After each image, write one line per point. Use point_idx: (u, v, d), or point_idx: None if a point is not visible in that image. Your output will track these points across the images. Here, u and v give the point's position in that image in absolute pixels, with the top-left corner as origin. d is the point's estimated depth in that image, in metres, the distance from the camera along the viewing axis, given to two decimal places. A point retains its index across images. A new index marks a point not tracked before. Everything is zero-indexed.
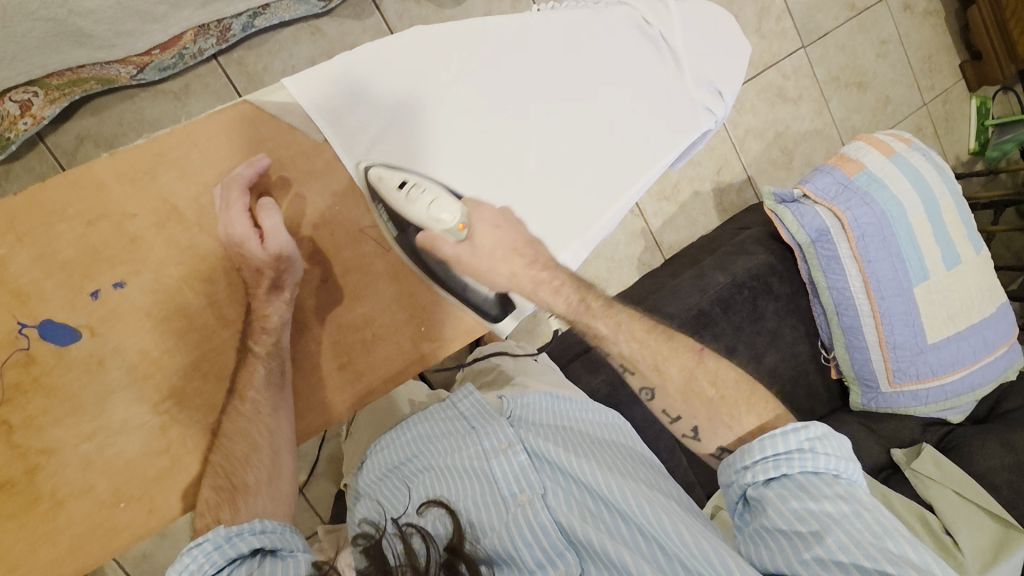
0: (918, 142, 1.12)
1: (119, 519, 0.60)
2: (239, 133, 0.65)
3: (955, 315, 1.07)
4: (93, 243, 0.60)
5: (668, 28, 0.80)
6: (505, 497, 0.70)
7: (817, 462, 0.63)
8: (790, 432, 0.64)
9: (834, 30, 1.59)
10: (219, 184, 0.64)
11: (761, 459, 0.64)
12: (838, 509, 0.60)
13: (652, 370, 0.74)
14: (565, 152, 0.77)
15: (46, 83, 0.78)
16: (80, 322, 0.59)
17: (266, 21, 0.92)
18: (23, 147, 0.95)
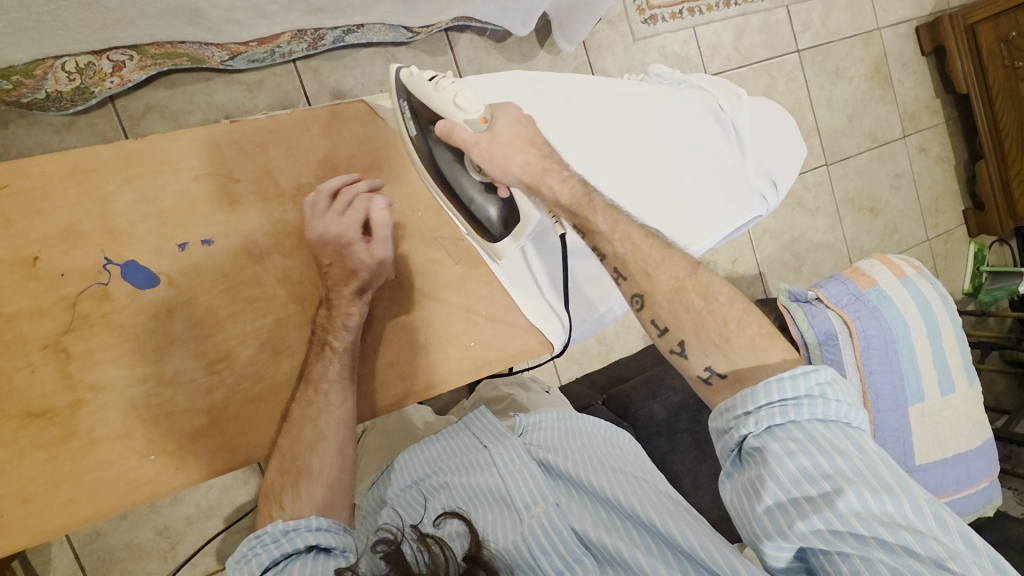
0: (926, 271, 1.18)
1: (146, 471, 0.60)
2: (346, 130, 0.71)
3: (944, 441, 1.10)
4: (194, 198, 0.63)
5: (738, 117, 0.86)
6: (520, 511, 0.70)
7: (824, 408, 0.58)
8: (802, 376, 0.58)
9: (855, 156, 1.71)
10: (318, 167, 0.69)
11: (765, 405, 0.59)
12: (848, 463, 0.55)
13: (643, 274, 0.67)
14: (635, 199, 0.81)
15: (144, 50, 0.81)
16: (161, 269, 0.61)
17: (354, 39, 0.98)
18: (93, 104, 0.99)
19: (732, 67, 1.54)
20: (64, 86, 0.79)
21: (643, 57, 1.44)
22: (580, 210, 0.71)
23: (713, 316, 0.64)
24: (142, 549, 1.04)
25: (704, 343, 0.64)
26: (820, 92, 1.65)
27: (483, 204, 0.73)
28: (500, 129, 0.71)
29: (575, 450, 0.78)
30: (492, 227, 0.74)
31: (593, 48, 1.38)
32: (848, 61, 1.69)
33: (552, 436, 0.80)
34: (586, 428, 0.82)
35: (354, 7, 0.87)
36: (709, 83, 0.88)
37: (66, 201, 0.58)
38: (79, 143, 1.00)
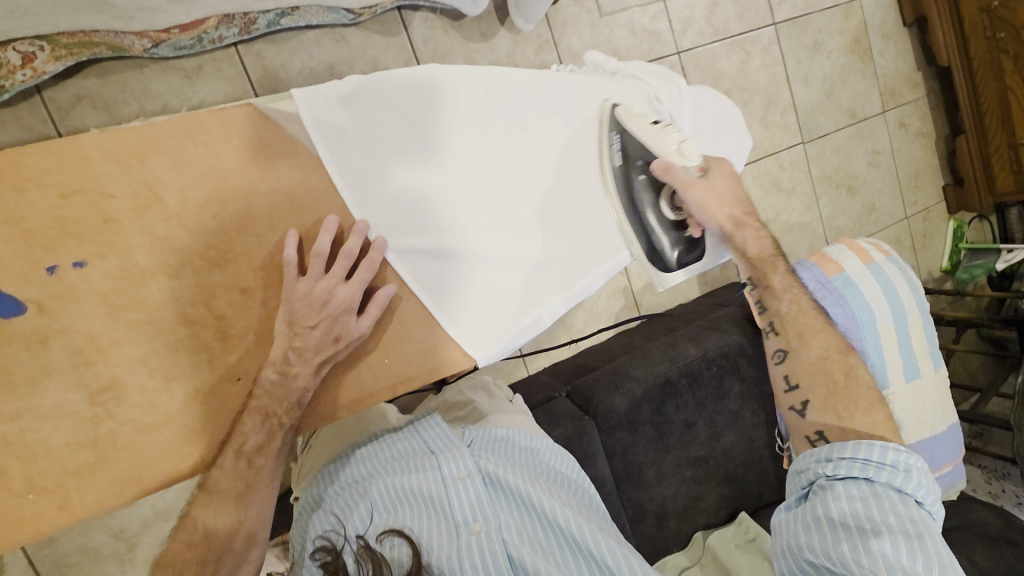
0: (897, 256, 1.15)
1: (26, 510, 0.57)
2: (240, 134, 0.63)
3: (908, 428, 1.09)
4: (63, 217, 0.57)
5: (678, 109, 0.83)
6: (462, 528, 0.76)
7: (904, 481, 0.76)
8: (892, 450, 0.76)
9: (833, 133, 1.66)
10: (209, 180, 0.62)
11: (849, 458, 0.78)
12: (896, 523, 0.72)
13: (795, 335, 0.88)
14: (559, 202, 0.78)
15: (55, 40, 0.76)
16: (31, 296, 0.56)
17: (292, 22, 0.92)
18: (17, 95, 0.94)
19: (705, 42, 1.48)
20: None
21: (610, 33, 1.38)
22: (762, 267, 0.88)
23: (846, 392, 0.82)
24: (96, 553, 1.03)
25: (824, 407, 0.84)
26: (796, 67, 1.60)
27: (666, 235, 0.76)
28: (716, 179, 0.77)
29: (520, 468, 0.84)
30: (670, 259, 0.78)
31: (557, 25, 1.32)
32: (827, 34, 1.63)
33: (500, 449, 0.86)
34: (534, 447, 0.88)
35: None
36: (647, 75, 0.85)
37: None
38: (6, 138, 0.95)
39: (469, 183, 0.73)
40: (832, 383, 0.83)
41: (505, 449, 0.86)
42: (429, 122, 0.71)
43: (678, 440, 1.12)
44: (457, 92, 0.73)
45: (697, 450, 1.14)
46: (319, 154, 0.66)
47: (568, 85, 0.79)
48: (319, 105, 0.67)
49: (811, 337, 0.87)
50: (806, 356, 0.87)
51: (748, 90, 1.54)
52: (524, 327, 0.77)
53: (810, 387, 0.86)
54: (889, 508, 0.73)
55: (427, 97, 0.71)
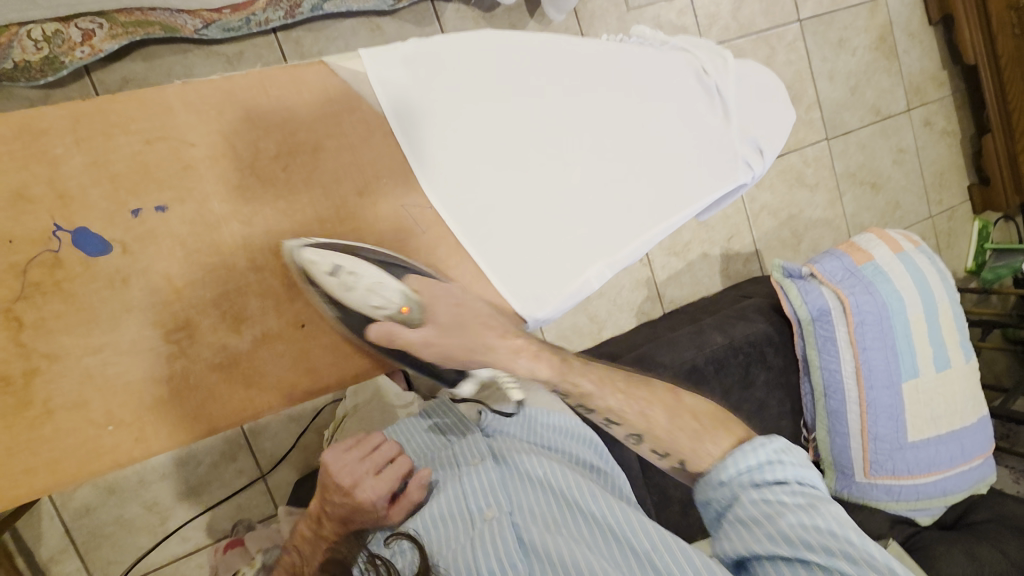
0: (926, 245, 1.14)
1: (104, 441, 0.60)
2: (309, 92, 0.66)
3: (938, 418, 1.08)
4: (148, 162, 0.59)
5: (724, 80, 0.81)
6: (468, 508, 0.77)
7: (781, 470, 0.60)
8: (762, 445, 0.61)
9: (857, 130, 1.67)
10: (279, 131, 0.65)
11: (735, 474, 0.60)
12: (795, 508, 0.57)
13: (637, 416, 0.68)
14: (608, 166, 0.77)
15: (113, 17, 0.79)
16: (116, 236, 0.59)
17: (334, 7, 0.96)
18: (68, 76, 0.98)
19: (731, 37, 1.50)
20: (31, 55, 0.77)
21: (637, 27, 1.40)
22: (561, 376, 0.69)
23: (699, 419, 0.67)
24: (130, 525, 1.05)
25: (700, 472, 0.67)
26: (821, 64, 1.61)
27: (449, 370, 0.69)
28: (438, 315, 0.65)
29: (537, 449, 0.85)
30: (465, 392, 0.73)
31: (585, 18, 1.34)
32: (851, 32, 1.64)
33: (519, 437, 0.88)
34: (552, 434, 0.88)
35: None
36: (693, 45, 0.84)
37: (12, 164, 0.56)
38: None
39: (517, 147, 0.74)
40: (702, 428, 0.66)
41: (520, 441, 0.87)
42: (481, 88, 0.72)
43: None
44: (507, 59, 0.74)
45: None
46: (381, 112, 0.69)
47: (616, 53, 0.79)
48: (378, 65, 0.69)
49: (671, 412, 0.68)
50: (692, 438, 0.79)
51: None
52: (572, 290, 0.77)
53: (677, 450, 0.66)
54: (786, 492, 0.58)
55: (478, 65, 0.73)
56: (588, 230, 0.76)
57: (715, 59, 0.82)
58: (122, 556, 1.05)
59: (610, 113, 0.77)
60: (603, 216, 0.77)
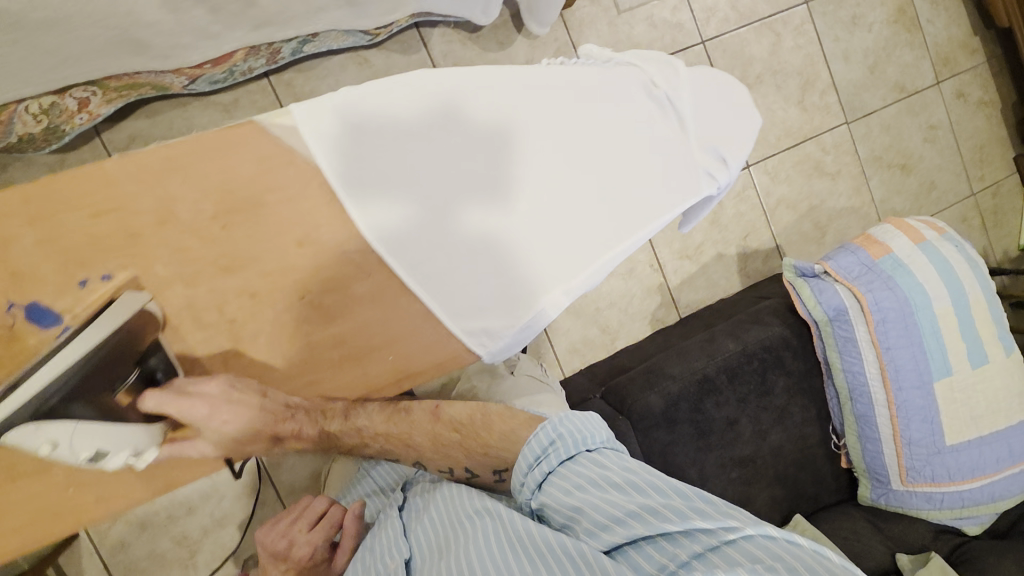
0: (951, 232, 1.06)
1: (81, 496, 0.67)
2: (249, 149, 0.62)
3: (979, 418, 1.00)
4: (95, 236, 0.59)
5: (674, 90, 0.76)
6: (380, 562, 0.72)
7: (569, 444, 0.70)
8: (543, 427, 0.71)
9: (880, 110, 1.57)
10: (221, 192, 0.62)
11: (531, 463, 0.70)
12: (601, 479, 0.66)
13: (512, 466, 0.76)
14: (559, 197, 0.71)
15: (105, 84, 0.83)
16: (67, 308, 0.59)
17: (314, 48, 0.97)
18: (80, 139, 1.05)
19: (731, 29, 1.44)
20: (33, 128, 0.82)
21: (629, 30, 1.37)
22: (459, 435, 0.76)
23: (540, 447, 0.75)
24: (163, 558, 1.10)
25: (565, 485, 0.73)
26: (834, 45, 1.52)
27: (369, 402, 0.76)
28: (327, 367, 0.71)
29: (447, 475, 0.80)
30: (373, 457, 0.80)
31: (574, 27, 1.33)
32: (866, 7, 1.54)
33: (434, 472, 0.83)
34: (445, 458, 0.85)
35: (297, 16, 0.83)
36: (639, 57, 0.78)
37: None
38: None
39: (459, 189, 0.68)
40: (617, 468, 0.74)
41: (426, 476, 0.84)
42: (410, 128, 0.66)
43: (720, 438, 1.07)
44: (438, 95, 0.67)
45: (743, 449, 1.09)
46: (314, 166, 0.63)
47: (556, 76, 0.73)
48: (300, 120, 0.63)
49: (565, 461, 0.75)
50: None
51: (782, 73, 1.48)
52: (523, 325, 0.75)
53: None
54: (594, 468, 0.68)
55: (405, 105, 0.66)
56: (537, 264, 0.72)
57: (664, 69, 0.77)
58: None
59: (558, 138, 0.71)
60: (555, 251, 0.73)
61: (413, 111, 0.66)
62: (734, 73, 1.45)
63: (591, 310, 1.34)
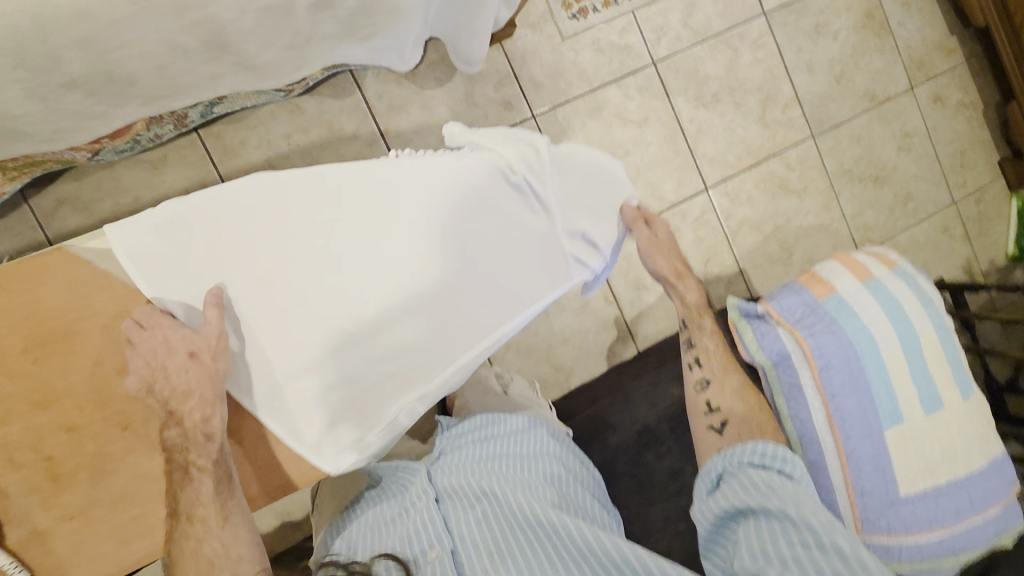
0: (904, 265, 1.01)
1: None
2: (51, 280, 0.64)
3: (934, 466, 0.95)
4: None
5: (535, 177, 0.75)
6: (418, 547, 0.78)
7: (785, 465, 0.77)
8: (762, 445, 0.79)
9: (849, 121, 1.50)
10: (28, 323, 0.63)
11: (732, 469, 0.78)
12: (773, 485, 0.73)
13: (739, 417, 0.90)
14: (407, 297, 0.71)
15: (4, 166, 0.82)
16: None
17: (225, 108, 0.96)
18: (7, 207, 1.05)
19: (684, 47, 1.39)
20: None
21: (575, 56, 1.32)
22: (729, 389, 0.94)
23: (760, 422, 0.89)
24: None
25: (747, 427, 0.88)
26: (796, 56, 1.46)
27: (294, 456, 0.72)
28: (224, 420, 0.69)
29: (481, 470, 0.87)
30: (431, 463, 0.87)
31: (515, 57, 1.29)
32: (830, 14, 1.47)
33: (483, 452, 0.90)
34: (501, 443, 0.91)
35: (188, 87, 0.80)
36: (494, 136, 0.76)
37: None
38: (1, 247, 1.06)
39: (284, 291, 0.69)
40: (762, 428, 0.88)
41: (473, 462, 0.88)
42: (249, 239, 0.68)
43: (663, 490, 1.03)
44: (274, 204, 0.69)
45: None
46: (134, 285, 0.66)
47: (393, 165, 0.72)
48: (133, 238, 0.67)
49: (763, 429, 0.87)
50: (732, 385, 0.94)
51: (740, 90, 1.42)
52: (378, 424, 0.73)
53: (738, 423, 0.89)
54: (775, 481, 0.74)
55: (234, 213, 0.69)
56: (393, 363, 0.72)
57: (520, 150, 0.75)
58: None
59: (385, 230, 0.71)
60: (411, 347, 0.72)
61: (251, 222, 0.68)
62: (689, 93, 1.39)
63: (543, 347, 1.30)
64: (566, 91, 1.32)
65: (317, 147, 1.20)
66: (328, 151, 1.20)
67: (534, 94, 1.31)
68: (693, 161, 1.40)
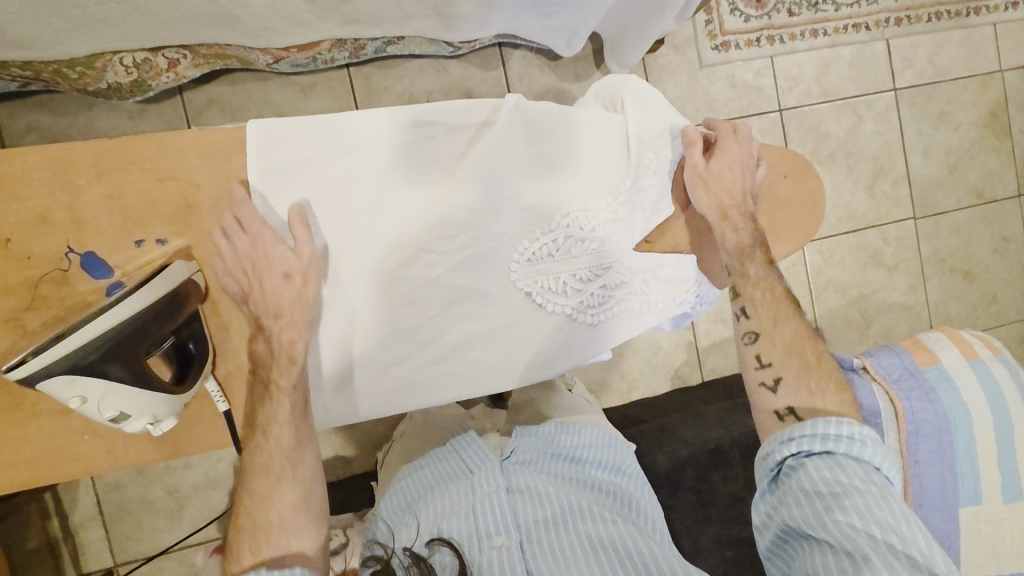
0: (1008, 355, 0.99)
1: (80, 450, 0.67)
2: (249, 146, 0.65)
3: (1001, 555, 0.94)
4: (155, 200, 0.62)
5: (625, 257, 0.79)
6: (483, 530, 0.80)
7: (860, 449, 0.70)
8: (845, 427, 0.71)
9: (953, 212, 1.51)
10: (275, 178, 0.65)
11: (809, 435, 0.71)
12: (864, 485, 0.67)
13: (799, 371, 0.76)
14: (462, 317, 0.76)
15: (196, 50, 0.87)
16: (118, 264, 0.62)
17: (396, 49, 1.00)
18: (164, 94, 1.10)
19: (812, 102, 1.42)
20: (122, 78, 0.86)
21: (708, 85, 1.36)
22: (787, 364, 0.76)
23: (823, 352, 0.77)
24: (151, 506, 1.12)
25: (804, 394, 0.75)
26: (915, 137, 1.48)
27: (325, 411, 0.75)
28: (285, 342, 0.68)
29: (556, 481, 0.88)
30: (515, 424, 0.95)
31: (653, 72, 1.33)
32: (956, 105, 1.49)
33: (564, 462, 0.91)
34: (575, 444, 0.93)
35: (387, 19, 0.86)
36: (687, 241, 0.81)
37: (41, 190, 0.60)
38: (149, 130, 1.11)
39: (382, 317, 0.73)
40: (827, 389, 0.75)
41: (545, 467, 0.90)
42: (325, 203, 0.68)
43: (721, 515, 1.04)
44: (351, 180, 0.68)
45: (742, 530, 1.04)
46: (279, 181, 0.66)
47: (541, 257, 0.76)
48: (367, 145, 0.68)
49: (830, 395, 0.75)
50: (783, 338, 0.77)
51: (856, 156, 1.44)
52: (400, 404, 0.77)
53: (788, 362, 0.76)
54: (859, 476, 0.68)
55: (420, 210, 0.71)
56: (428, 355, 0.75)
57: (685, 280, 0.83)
58: (138, 534, 1.12)
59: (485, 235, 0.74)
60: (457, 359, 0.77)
61: (328, 185, 0.67)
62: (807, 147, 1.42)
63: (615, 354, 1.31)
64: (692, 117, 1.36)
65: None
66: None
67: None
68: None
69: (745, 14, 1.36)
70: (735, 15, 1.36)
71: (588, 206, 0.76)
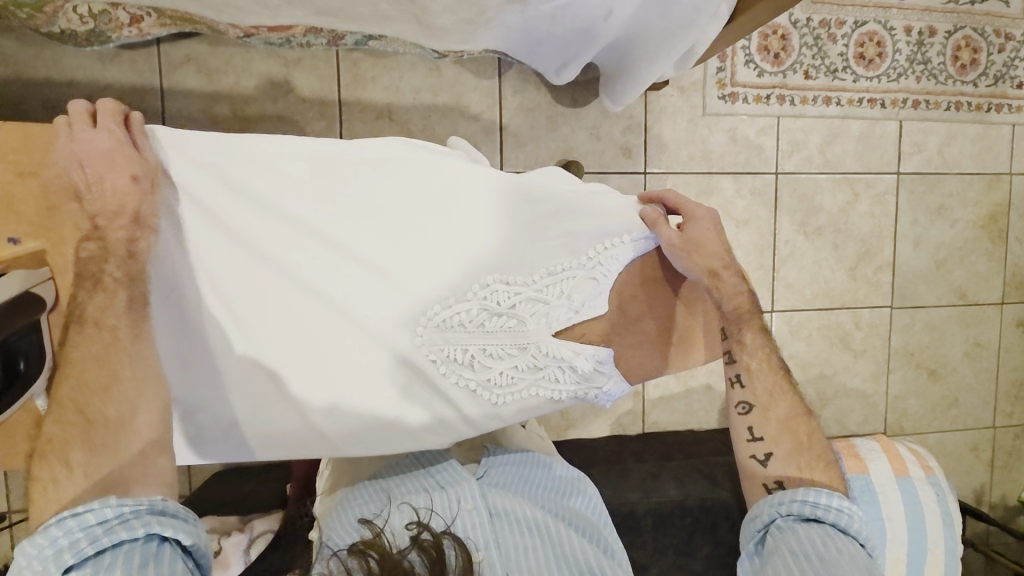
0: (939, 476, 0.99)
1: None
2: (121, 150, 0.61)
3: None
4: (12, 195, 0.60)
5: (540, 337, 0.72)
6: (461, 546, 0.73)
7: (849, 523, 0.72)
8: (835, 495, 0.73)
9: (931, 307, 1.47)
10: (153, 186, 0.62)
11: (800, 499, 0.73)
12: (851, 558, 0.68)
13: (785, 436, 0.79)
14: (353, 368, 0.70)
15: (162, 11, 0.81)
16: None
17: (379, 45, 0.96)
18: (139, 43, 1.06)
19: (811, 170, 1.37)
20: (76, 26, 0.84)
21: (707, 134, 1.31)
22: (776, 449, 0.79)
23: (810, 431, 0.80)
24: None
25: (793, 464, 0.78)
26: (909, 226, 1.44)
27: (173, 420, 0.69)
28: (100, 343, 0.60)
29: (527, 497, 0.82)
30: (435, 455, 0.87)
31: (653, 111, 1.28)
32: (957, 201, 1.45)
33: (538, 478, 0.85)
34: (543, 467, 0.87)
35: (363, 17, 0.80)
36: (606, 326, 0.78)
37: None
38: (118, 78, 1.07)
39: (269, 361, 0.68)
40: (808, 459, 0.78)
41: (517, 485, 0.83)
42: (232, 225, 0.65)
43: None
44: (265, 208, 0.66)
45: None
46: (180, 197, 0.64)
47: (454, 324, 0.69)
48: (274, 182, 0.66)
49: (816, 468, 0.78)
50: (777, 413, 0.80)
51: (844, 234, 1.40)
52: (277, 439, 0.71)
53: (778, 439, 0.79)
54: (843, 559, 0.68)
55: (318, 256, 0.68)
56: (314, 402, 0.70)
57: (595, 373, 0.76)
58: None
59: (395, 287, 0.68)
60: (340, 409, 0.70)
61: (240, 209, 0.65)
62: (797, 216, 1.38)
63: None
64: (685, 163, 1.31)
65: (438, 111, 1.19)
66: (446, 121, 1.20)
67: (655, 153, 1.30)
68: (771, 280, 1.38)
69: (760, 68, 1.31)
70: (749, 67, 1.31)
71: (511, 279, 0.71)
